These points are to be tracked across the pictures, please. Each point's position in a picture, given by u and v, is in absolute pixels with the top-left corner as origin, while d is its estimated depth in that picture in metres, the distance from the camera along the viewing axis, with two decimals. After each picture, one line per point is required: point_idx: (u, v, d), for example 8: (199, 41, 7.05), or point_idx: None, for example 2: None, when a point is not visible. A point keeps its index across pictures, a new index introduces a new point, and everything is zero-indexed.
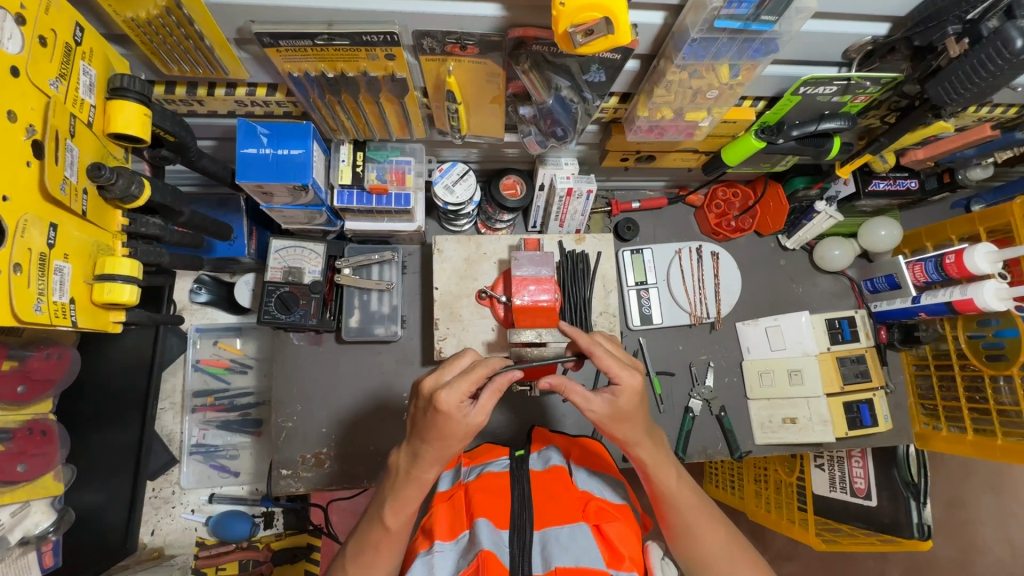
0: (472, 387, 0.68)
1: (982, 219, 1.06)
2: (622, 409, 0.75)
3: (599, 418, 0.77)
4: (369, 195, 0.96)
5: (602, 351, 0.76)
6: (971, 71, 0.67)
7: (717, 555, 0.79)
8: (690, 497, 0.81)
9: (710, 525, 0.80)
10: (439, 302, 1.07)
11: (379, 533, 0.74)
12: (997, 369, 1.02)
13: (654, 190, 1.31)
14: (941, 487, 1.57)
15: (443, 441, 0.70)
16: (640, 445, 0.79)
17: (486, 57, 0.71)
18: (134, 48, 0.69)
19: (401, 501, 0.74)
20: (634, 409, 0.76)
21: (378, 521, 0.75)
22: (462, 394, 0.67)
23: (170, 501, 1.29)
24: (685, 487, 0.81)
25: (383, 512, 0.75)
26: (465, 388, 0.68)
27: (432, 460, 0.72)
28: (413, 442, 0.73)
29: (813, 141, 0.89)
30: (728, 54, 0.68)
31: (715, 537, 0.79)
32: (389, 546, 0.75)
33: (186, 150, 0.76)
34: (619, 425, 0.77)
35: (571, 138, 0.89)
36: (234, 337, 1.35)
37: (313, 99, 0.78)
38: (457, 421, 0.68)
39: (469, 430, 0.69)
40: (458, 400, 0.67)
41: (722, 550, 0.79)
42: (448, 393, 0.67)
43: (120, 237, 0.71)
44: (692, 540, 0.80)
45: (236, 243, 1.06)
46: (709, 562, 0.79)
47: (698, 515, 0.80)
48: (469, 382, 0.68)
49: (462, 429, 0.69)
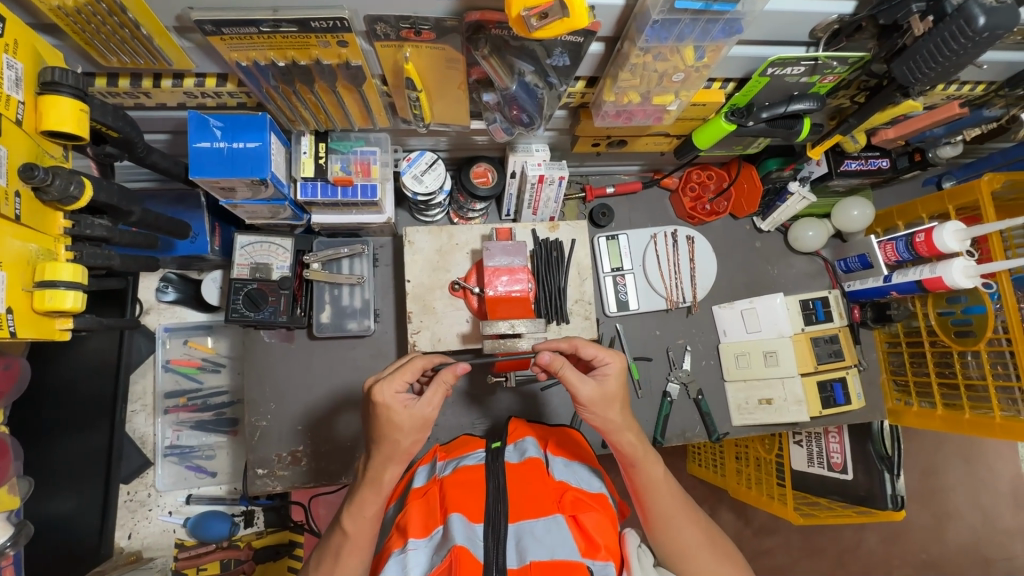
0: (408, 376, 0.76)
1: (951, 198, 1.07)
2: (610, 391, 0.81)
3: (587, 398, 0.80)
4: (334, 187, 0.92)
5: (585, 342, 0.83)
6: (935, 50, 0.66)
7: (694, 548, 0.80)
8: (672, 487, 0.83)
9: (689, 517, 0.81)
10: (411, 296, 1.05)
11: (340, 538, 0.76)
12: (965, 345, 1.04)
13: (628, 175, 1.29)
14: (916, 457, 1.67)
15: (393, 438, 0.74)
16: (626, 433, 0.82)
17: (444, 42, 0.68)
18: (66, 38, 0.65)
19: (359, 507, 0.76)
20: (619, 393, 0.82)
21: (338, 527, 0.76)
22: (396, 386, 0.75)
23: (147, 503, 1.27)
24: (667, 478, 0.83)
25: (342, 517, 0.76)
26: (399, 381, 0.76)
27: (396, 460, 0.75)
28: (383, 443, 0.75)
29: (784, 122, 0.89)
30: (691, 35, 0.66)
31: (694, 526, 0.81)
32: (349, 555, 0.75)
33: (133, 146, 0.73)
34: (604, 410, 0.81)
35: (537, 125, 0.87)
36: (205, 336, 1.31)
37: (266, 89, 0.75)
38: (400, 411, 0.74)
39: (414, 421, 0.74)
40: (394, 389, 0.75)
41: (698, 542, 0.80)
42: (383, 387, 0.74)
43: (65, 240, 0.68)
44: (672, 532, 0.80)
45: (198, 240, 1.03)
46: (686, 554, 0.80)
47: (678, 505, 0.81)
48: (405, 373, 0.76)
49: (408, 420, 0.74)
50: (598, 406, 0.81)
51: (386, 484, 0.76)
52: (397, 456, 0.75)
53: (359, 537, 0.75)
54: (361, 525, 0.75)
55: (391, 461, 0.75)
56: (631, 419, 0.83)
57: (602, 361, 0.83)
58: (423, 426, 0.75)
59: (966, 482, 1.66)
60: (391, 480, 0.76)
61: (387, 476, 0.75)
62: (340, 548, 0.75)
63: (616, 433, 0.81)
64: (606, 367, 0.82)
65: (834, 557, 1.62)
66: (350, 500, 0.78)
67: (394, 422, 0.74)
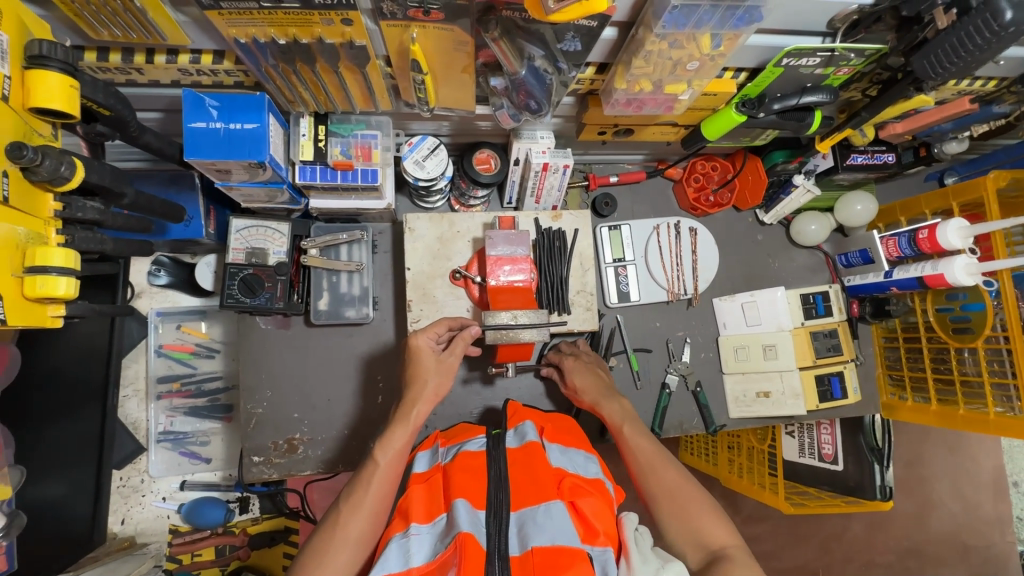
0: (436, 329, 0.90)
1: (955, 195, 1.06)
2: (576, 380, 1.01)
3: (570, 394, 1.03)
4: (334, 171, 0.90)
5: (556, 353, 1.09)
6: (957, 45, 0.64)
7: (669, 492, 0.79)
8: (643, 438, 0.87)
9: (662, 464, 0.82)
10: (411, 283, 1.03)
11: (370, 468, 0.80)
12: (962, 341, 1.05)
13: (631, 164, 1.27)
14: (904, 448, 1.70)
15: (421, 380, 0.87)
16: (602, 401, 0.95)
17: (454, 24, 0.65)
18: (54, 9, 0.61)
19: (390, 440, 0.82)
20: (575, 379, 1.01)
21: (370, 458, 0.81)
22: (431, 336, 0.89)
23: (140, 489, 1.26)
24: (639, 433, 0.88)
25: (372, 448, 0.82)
26: (434, 333, 0.90)
27: (426, 399, 0.85)
28: (410, 383, 0.87)
29: (795, 115, 0.87)
30: (710, 22, 0.64)
31: (664, 473, 0.81)
32: (377, 483, 0.79)
33: (125, 125, 0.69)
34: (576, 392, 1.00)
35: (545, 112, 0.84)
36: (199, 321, 1.29)
37: (266, 68, 0.72)
38: (428, 356, 0.88)
39: (438, 367, 0.88)
40: (425, 335, 0.89)
41: (670, 485, 0.80)
42: (421, 336, 0.89)
43: (55, 224, 0.64)
44: (652, 477, 0.82)
45: (192, 224, 1.00)
46: (665, 503, 0.79)
47: (650, 451, 0.84)
48: (440, 326, 0.91)
49: (433, 365, 0.88)
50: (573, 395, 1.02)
51: (414, 419, 0.84)
52: (426, 396, 0.86)
53: (393, 465, 0.80)
54: (392, 455, 0.80)
55: (421, 401, 0.85)
56: (602, 389, 0.97)
57: (562, 361, 1.06)
58: (446, 372, 0.88)
59: (950, 472, 1.70)
60: (419, 417, 0.84)
61: (415, 411, 0.84)
62: (371, 475, 0.79)
63: (592, 407, 0.97)
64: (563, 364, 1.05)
65: (819, 544, 1.65)
66: (379, 437, 0.83)
67: (423, 365, 0.87)
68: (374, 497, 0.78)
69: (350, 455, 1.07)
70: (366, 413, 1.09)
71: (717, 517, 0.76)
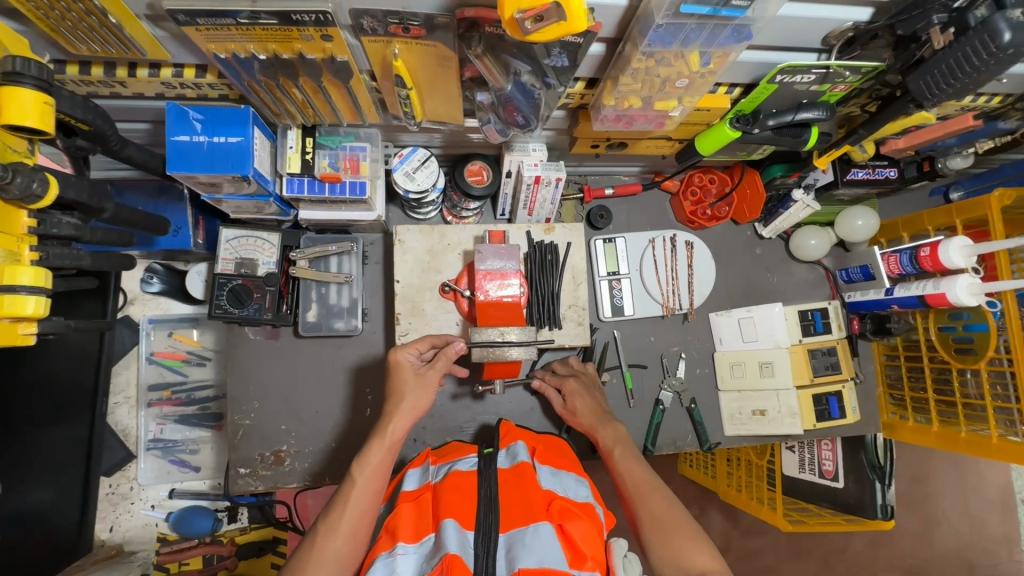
0: (419, 346, 0.90)
1: (959, 211, 1.04)
2: (576, 404, 0.99)
3: (564, 413, 1.01)
4: (321, 184, 0.89)
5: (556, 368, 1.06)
6: (956, 65, 0.62)
7: (655, 516, 0.76)
8: (637, 467, 0.85)
9: (650, 492, 0.80)
10: (400, 296, 1.02)
11: (351, 485, 0.79)
12: (965, 362, 1.01)
13: (628, 176, 1.25)
14: (908, 464, 1.66)
15: (400, 395, 0.86)
16: (602, 429, 0.93)
17: (435, 38, 0.64)
18: (31, 23, 0.61)
19: (367, 457, 0.81)
20: (576, 399, 0.99)
21: (350, 475, 0.80)
22: (414, 352, 0.89)
23: (129, 496, 1.26)
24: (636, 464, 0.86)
25: (352, 466, 0.81)
26: (419, 348, 0.90)
27: (403, 414, 0.84)
28: (392, 399, 0.86)
29: (791, 130, 0.85)
30: (697, 39, 0.63)
31: (653, 500, 0.79)
32: (360, 503, 0.78)
33: (105, 138, 0.69)
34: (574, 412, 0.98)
35: (533, 126, 0.83)
36: (190, 328, 1.29)
37: (249, 82, 0.71)
38: (409, 371, 0.87)
39: (418, 382, 0.86)
40: (406, 350, 0.89)
41: (654, 508, 0.78)
42: (404, 351, 0.88)
43: (29, 240, 0.64)
44: (641, 503, 0.79)
45: (180, 235, 0.99)
46: (650, 528, 0.76)
47: (640, 478, 0.83)
48: (424, 343, 0.91)
49: (414, 380, 0.87)
50: (569, 416, 1.00)
51: (391, 434, 0.83)
52: (404, 411, 0.85)
53: (375, 484, 0.79)
54: (369, 473, 0.80)
55: (399, 417, 0.84)
56: (603, 416, 0.96)
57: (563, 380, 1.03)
58: (428, 388, 0.86)
59: (956, 489, 1.66)
60: (397, 432, 0.84)
61: (393, 425, 0.83)
62: (350, 493, 0.78)
63: (589, 430, 0.96)
64: (564, 384, 1.02)
65: (820, 562, 1.62)
66: (361, 453, 0.83)
67: (403, 382, 0.86)
68: (355, 517, 0.76)
69: (337, 468, 1.06)
70: (353, 425, 1.08)
71: (701, 545, 0.72)
